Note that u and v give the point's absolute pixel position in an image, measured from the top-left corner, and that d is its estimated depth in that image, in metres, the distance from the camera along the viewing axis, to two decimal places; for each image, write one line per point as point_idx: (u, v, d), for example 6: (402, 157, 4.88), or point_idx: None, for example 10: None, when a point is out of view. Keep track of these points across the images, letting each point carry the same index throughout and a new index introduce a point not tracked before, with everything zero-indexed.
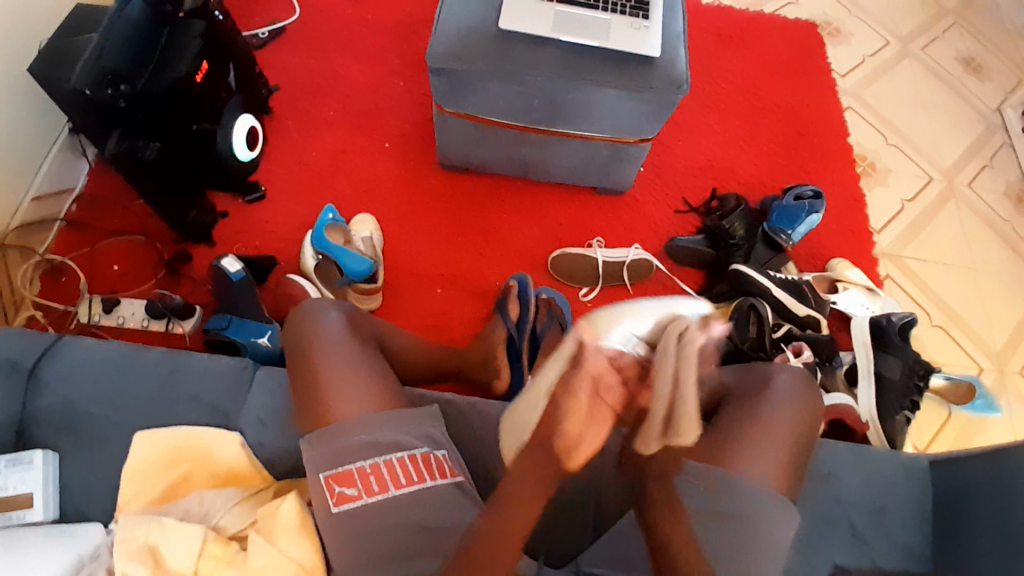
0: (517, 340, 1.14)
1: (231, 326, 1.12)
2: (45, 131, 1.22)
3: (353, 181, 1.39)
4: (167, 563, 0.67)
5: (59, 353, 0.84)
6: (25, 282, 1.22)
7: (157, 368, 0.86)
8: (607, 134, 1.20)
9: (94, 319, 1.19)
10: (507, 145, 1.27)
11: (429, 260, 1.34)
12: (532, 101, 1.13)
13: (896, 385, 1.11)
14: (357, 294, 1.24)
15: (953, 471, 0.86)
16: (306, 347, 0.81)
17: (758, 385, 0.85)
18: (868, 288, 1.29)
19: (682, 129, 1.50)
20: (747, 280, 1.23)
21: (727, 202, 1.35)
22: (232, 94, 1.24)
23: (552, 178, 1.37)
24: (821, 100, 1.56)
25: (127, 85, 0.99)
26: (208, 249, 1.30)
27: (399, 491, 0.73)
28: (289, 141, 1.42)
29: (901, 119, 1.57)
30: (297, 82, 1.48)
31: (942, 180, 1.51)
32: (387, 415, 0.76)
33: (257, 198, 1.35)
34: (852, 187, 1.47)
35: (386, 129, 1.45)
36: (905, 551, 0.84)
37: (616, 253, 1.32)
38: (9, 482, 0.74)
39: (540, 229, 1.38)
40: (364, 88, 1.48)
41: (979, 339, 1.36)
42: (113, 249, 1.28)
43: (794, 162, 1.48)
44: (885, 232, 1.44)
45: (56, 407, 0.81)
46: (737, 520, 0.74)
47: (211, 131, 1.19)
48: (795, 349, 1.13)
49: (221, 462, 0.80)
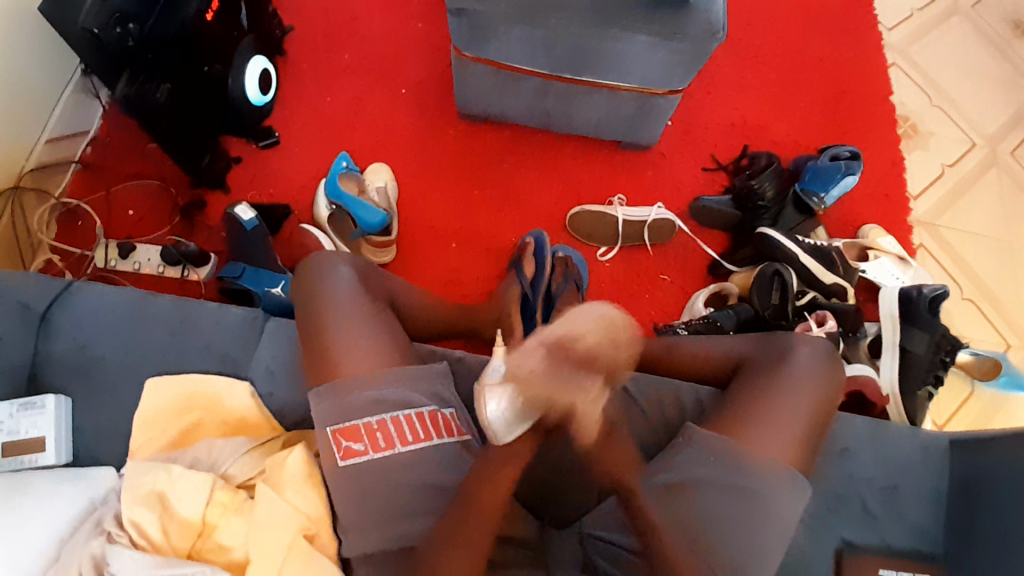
0: (531, 299, 1.10)
1: (244, 276, 1.11)
2: (56, 71, 1.19)
3: (369, 130, 1.35)
4: (175, 510, 0.68)
5: (71, 299, 0.85)
6: (41, 226, 1.21)
7: (166, 315, 0.85)
8: (636, 85, 1.13)
9: (110, 264, 1.20)
10: (528, 94, 1.21)
11: (444, 213, 1.31)
12: (557, 48, 1.07)
13: (921, 362, 1.07)
14: (372, 246, 1.22)
15: (974, 454, 0.83)
16: (315, 301, 0.80)
17: (778, 355, 0.83)
18: (900, 257, 1.22)
19: (712, 84, 1.42)
20: (774, 246, 1.18)
21: (758, 161, 1.29)
22: (244, 36, 1.19)
23: (575, 130, 1.32)
24: (863, 55, 1.46)
25: (135, 25, 0.97)
26: (222, 196, 1.29)
27: (404, 448, 0.72)
28: (303, 86, 1.37)
29: (947, 79, 1.46)
30: (311, 23, 1.42)
31: (985, 147, 1.42)
32: (396, 371, 0.75)
33: (271, 144, 1.32)
34: (890, 151, 1.39)
35: (403, 76, 1.39)
36: (915, 531, 0.83)
37: (637, 212, 1.27)
38: (21, 426, 0.76)
39: (559, 185, 1.34)
40: (381, 31, 1.42)
41: (1009, 316, 1.30)
42: (127, 193, 1.27)
43: (830, 123, 1.40)
44: (921, 199, 1.36)
45: (69, 352, 0.82)
46: (750, 493, 0.74)
47: (222, 73, 1.15)
48: (818, 320, 1.10)
49: (232, 411, 0.81)
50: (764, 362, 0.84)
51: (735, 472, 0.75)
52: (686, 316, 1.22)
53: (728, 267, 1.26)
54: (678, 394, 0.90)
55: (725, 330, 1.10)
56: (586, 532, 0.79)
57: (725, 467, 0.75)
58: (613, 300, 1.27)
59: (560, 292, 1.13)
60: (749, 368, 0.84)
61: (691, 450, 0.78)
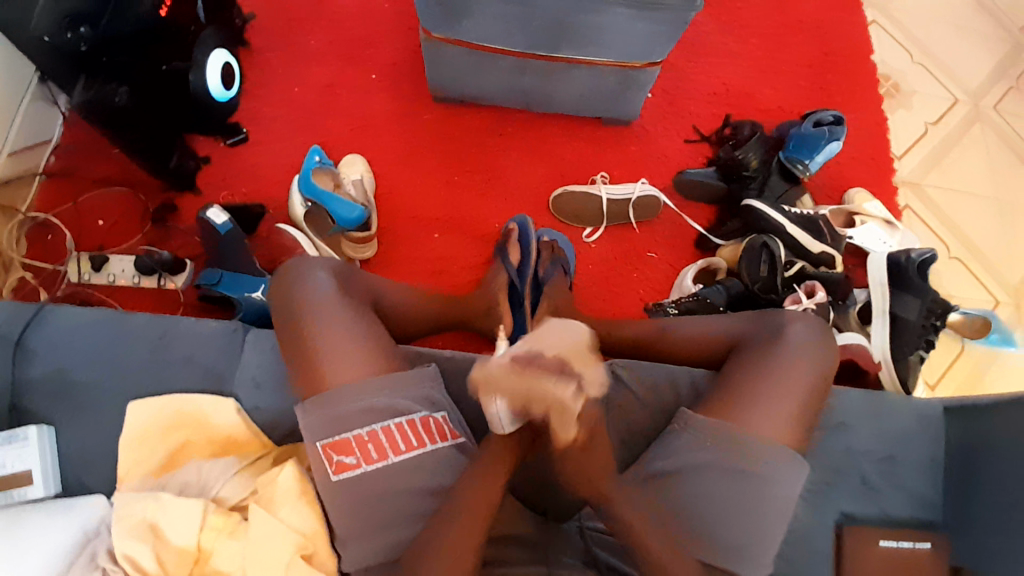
0: (518, 287, 1.08)
1: (222, 282, 1.09)
2: (13, 79, 1.13)
3: (340, 120, 1.31)
4: (167, 538, 0.67)
5: (44, 322, 0.82)
6: (10, 243, 1.18)
7: (145, 334, 0.83)
8: (613, 58, 1.10)
9: (84, 278, 1.16)
10: (504, 73, 1.17)
11: (424, 202, 1.28)
12: (531, 24, 1.03)
13: (912, 325, 1.07)
14: (352, 243, 1.19)
15: (970, 422, 0.84)
16: (295, 310, 0.77)
17: (772, 334, 0.82)
18: (887, 222, 1.22)
19: (692, 52, 1.38)
20: (760, 217, 1.17)
21: (741, 132, 1.29)
22: (204, 28, 1.13)
23: (554, 108, 1.28)
24: (843, 13, 1.42)
25: (88, 27, 0.95)
26: (194, 199, 1.25)
27: (398, 458, 0.71)
28: (269, 77, 1.32)
29: (928, 35, 1.43)
30: (273, 10, 1.35)
31: (967, 103, 1.40)
32: (383, 380, 0.73)
33: (241, 141, 1.27)
34: (874, 111, 1.37)
35: (372, 61, 1.34)
36: (912, 500, 0.84)
37: (621, 190, 1.25)
38: (7, 459, 0.74)
39: (540, 166, 1.30)
40: (346, 15, 1.36)
41: (997, 274, 1.30)
42: (95, 202, 1.23)
43: (813, 86, 1.37)
44: (906, 160, 1.35)
45: (46, 379, 0.80)
46: (745, 477, 0.74)
47: (183, 70, 1.08)
48: (809, 290, 1.10)
49: (219, 429, 0.79)
50: (757, 342, 0.83)
51: (729, 458, 0.75)
52: (676, 294, 1.21)
53: (715, 241, 1.25)
54: (673, 377, 0.90)
55: (716, 306, 1.11)
56: (585, 525, 0.80)
57: (720, 452, 0.75)
58: (602, 281, 1.25)
59: (547, 275, 1.09)
60: (743, 349, 0.83)
61: (687, 437, 0.78)
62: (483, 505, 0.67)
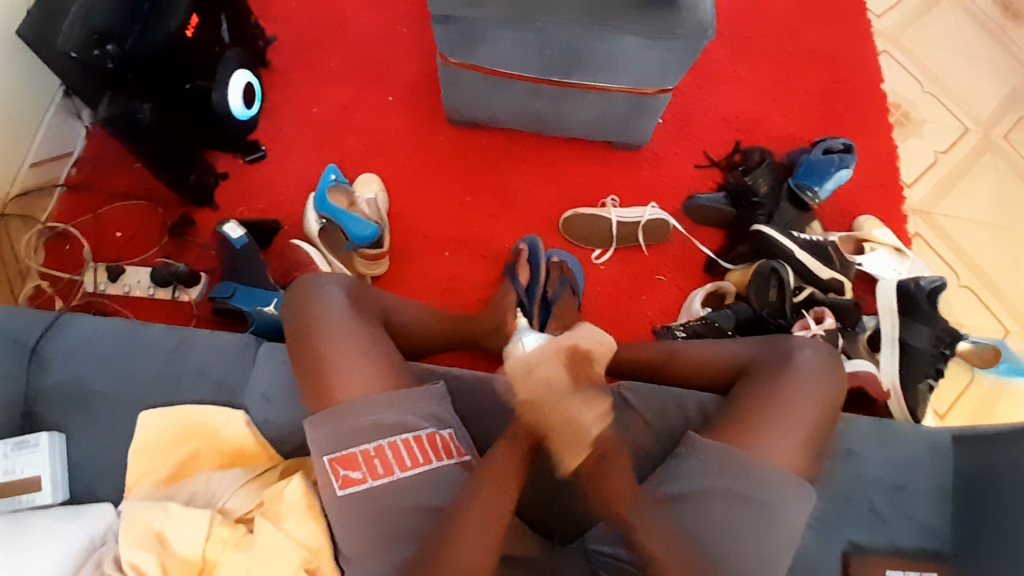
0: (527, 307, 1.08)
1: (236, 295, 1.10)
2: (39, 94, 1.17)
3: (356, 139, 1.33)
4: (175, 549, 0.68)
5: (60, 331, 0.84)
6: (29, 251, 1.20)
7: (158, 345, 0.84)
8: (626, 85, 1.12)
9: (100, 288, 1.18)
10: (519, 97, 1.20)
11: (437, 221, 1.29)
12: (546, 52, 1.05)
13: (921, 354, 1.07)
14: (364, 259, 1.21)
15: (981, 451, 0.83)
16: (307, 325, 0.78)
17: (781, 360, 0.82)
18: (897, 249, 1.21)
19: (703, 79, 1.40)
20: (770, 243, 1.17)
21: (751, 157, 1.29)
22: (228, 49, 1.17)
23: (567, 131, 1.29)
24: (854, 43, 1.44)
25: (115, 45, 0.96)
26: (210, 213, 1.27)
27: (404, 474, 0.71)
28: (289, 97, 1.35)
29: (940, 65, 1.45)
30: (295, 32, 1.39)
31: (978, 132, 1.40)
32: (390, 397, 0.74)
33: (258, 158, 1.30)
34: (885, 140, 1.38)
35: (389, 82, 1.37)
36: (923, 529, 0.83)
37: (630, 213, 1.26)
38: (17, 465, 0.75)
39: (552, 187, 1.32)
40: (365, 37, 1.40)
41: (1009, 303, 1.29)
42: (115, 215, 1.26)
43: (823, 114, 1.39)
44: (916, 188, 1.35)
45: (60, 386, 0.81)
46: (752, 503, 0.73)
47: (206, 89, 1.12)
48: (817, 316, 1.10)
49: (228, 441, 0.80)
50: (766, 367, 0.83)
51: (737, 483, 0.74)
52: (685, 317, 1.20)
53: (723, 265, 1.26)
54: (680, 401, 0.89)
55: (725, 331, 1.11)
56: (589, 546, 0.79)
57: (725, 477, 0.75)
58: (610, 303, 1.26)
59: (556, 293, 1.08)
60: (751, 373, 0.83)
61: (695, 460, 0.77)
62: (489, 520, 0.67)
